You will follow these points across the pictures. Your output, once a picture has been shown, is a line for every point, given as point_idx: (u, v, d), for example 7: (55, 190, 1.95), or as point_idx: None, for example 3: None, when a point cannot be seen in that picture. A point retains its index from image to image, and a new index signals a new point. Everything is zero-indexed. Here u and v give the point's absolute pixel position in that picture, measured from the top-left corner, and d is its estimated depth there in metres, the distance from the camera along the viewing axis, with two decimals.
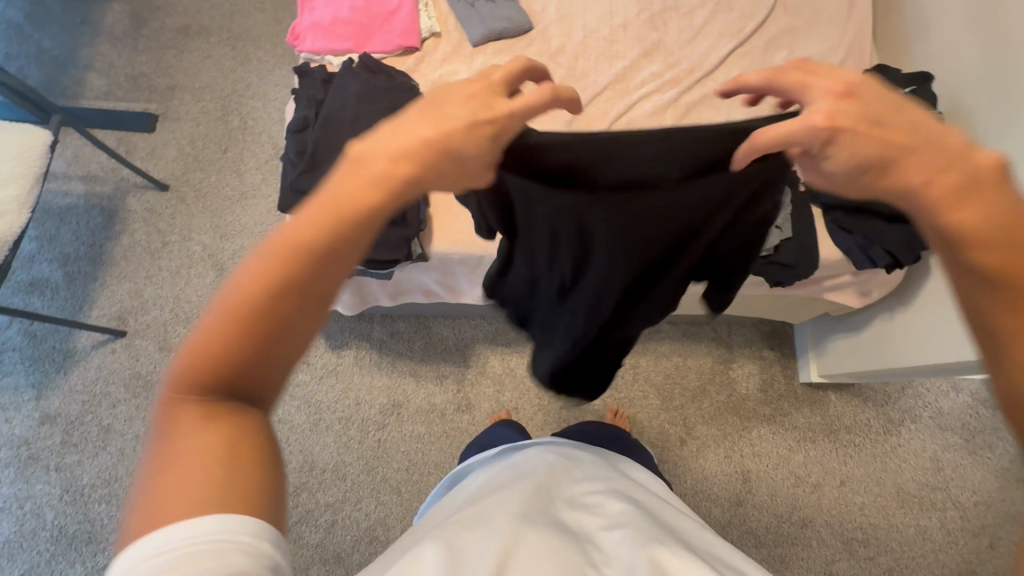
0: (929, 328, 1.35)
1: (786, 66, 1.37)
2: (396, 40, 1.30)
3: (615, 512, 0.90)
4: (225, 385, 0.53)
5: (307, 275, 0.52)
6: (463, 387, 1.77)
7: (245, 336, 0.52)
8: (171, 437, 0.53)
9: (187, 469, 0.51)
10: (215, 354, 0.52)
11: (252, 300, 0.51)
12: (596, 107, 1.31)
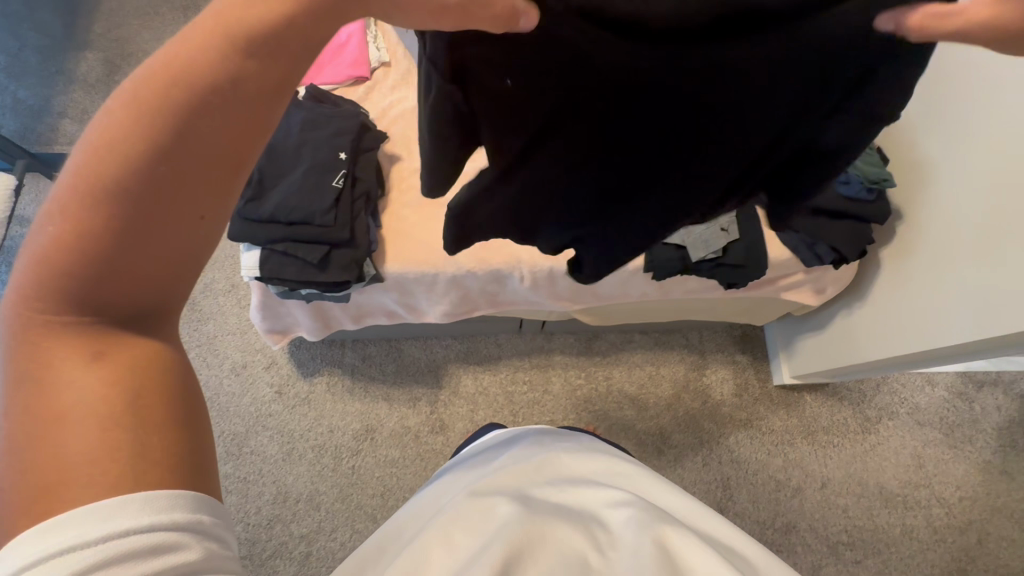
0: (885, 321, 1.36)
1: None
2: (346, 71, 1.36)
3: (613, 494, 0.89)
4: (106, 297, 0.45)
5: (187, 142, 0.43)
6: (437, 408, 1.76)
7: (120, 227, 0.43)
8: (42, 391, 0.45)
9: (68, 433, 0.44)
10: (87, 255, 0.43)
11: (120, 179, 0.42)
12: None
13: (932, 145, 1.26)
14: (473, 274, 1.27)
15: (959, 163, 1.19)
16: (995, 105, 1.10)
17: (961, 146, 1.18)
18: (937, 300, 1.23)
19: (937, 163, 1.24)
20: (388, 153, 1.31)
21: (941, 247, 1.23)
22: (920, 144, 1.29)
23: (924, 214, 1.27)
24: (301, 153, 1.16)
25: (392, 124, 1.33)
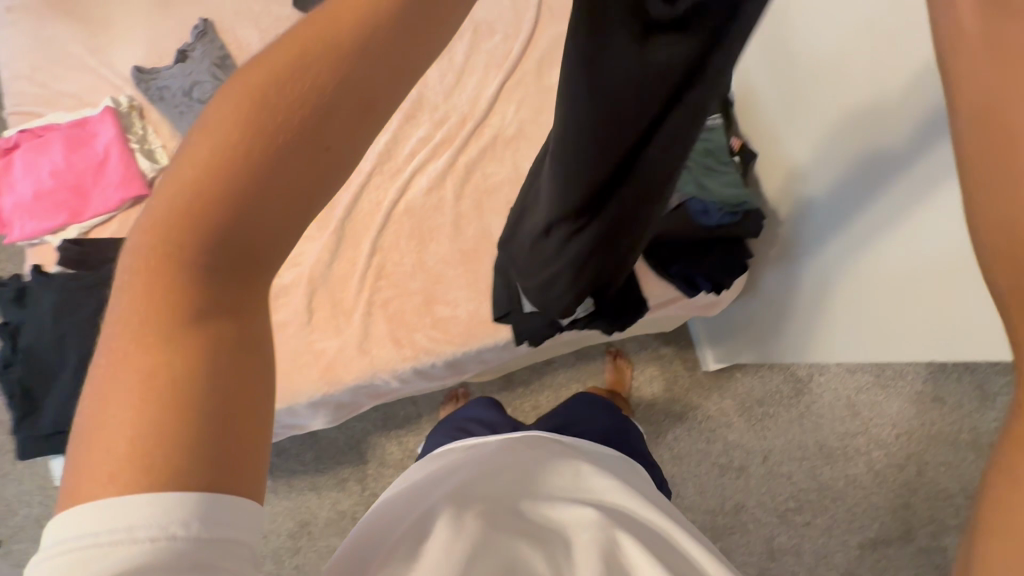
0: (796, 322, 1.21)
1: None
2: (117, 195, 1.11)
3: (579, 510, 0.67)
4: (218, 280, 0.39)
5: (269, 125, 0.38)
6: (367, 484, 1.68)
7: (242, 179, 0.37)
8: (120, 329, 0.38)
9: (122, 386, 0.36)
10: (198, 234, 0.38)
11: (219, 166, 0.37)
12: (366, 199, 1.17)
13: (799, 117, 1.05)
14: (332, 396, 1.11)
15: (822, 146, 1.00)
16: (852, 71, 0.89)
17: (822, 124, 0.99)
18: (830, 310, 1.09)
19: (805, 143, 1.05)
20: None
21: (822, 250, 1.06)
22: (789, 117, 1.08)
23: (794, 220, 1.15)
24: (64, 347, 0.92)
25: None
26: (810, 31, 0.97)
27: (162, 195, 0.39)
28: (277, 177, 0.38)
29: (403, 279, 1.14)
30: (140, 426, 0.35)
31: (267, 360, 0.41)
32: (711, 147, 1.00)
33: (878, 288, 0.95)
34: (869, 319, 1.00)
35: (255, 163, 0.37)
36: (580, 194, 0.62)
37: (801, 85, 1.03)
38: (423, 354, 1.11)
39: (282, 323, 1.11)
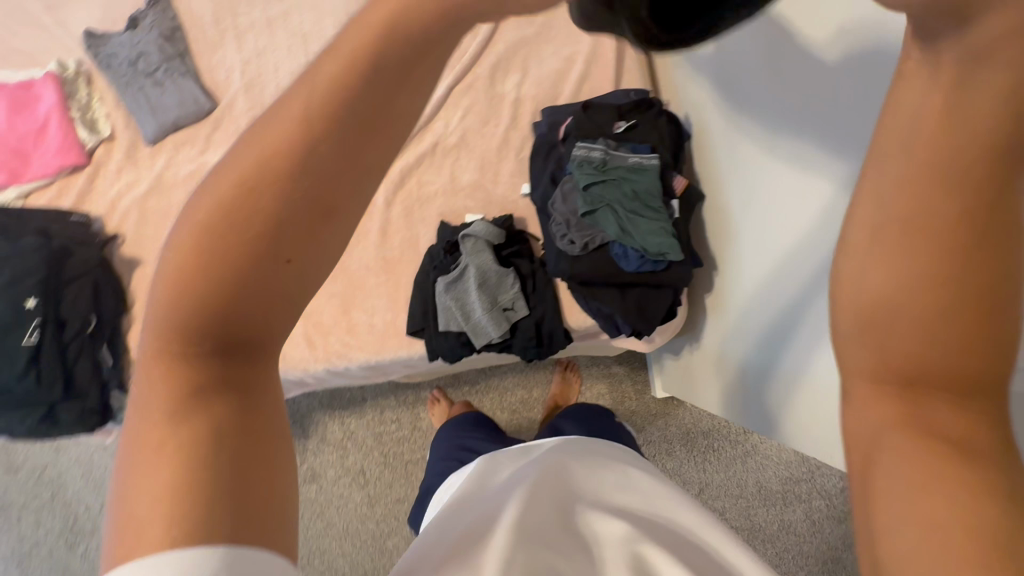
0: (716, 383, 1.16)
1: (518, 95, 1.15)
2: (55, 161, 1.12)
3: (614, 525, 0.59)
4: (217, 359, 0.35)
5: (291, 196, 0.33)
6: (306, 458, 1.74)
7: (249, 244, 0.33)
8: (142, 421, 0.34)
9: (143, 462, 0.33)
10: (206, 311, 0.33)
11: (227, 239, 0.33)
12: None
13: (742, 181, 0.94)
14: None
15: (760, 224, 0.90)
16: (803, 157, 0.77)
17: (765, 201, 0.88)
18: (747, 388, 1.02)
19: (744, 212, 0.95)
20: (125, 260, 1.13)
21: (751, 329, 0.98)
22: (733, 177, 0.97)
23: (723, 271, 1.06)
24: None
25: (124, 218, 1.14)
26: (765, 88, 0.83)
27: (166, 265, 0.34)
28: (287, 261, 0.34)
29: (325, 280, 1.13)
30: (173, 474, 0.32)
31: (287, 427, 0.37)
32: (638, 190, 0.94)
33: (796, 390, 0.88)
34: (782, 412, 0.94)
35: (264, 203, 0.32)
36: None
37: (748, 147, 0.91)
38: (335, 359, 1.11)
39: None
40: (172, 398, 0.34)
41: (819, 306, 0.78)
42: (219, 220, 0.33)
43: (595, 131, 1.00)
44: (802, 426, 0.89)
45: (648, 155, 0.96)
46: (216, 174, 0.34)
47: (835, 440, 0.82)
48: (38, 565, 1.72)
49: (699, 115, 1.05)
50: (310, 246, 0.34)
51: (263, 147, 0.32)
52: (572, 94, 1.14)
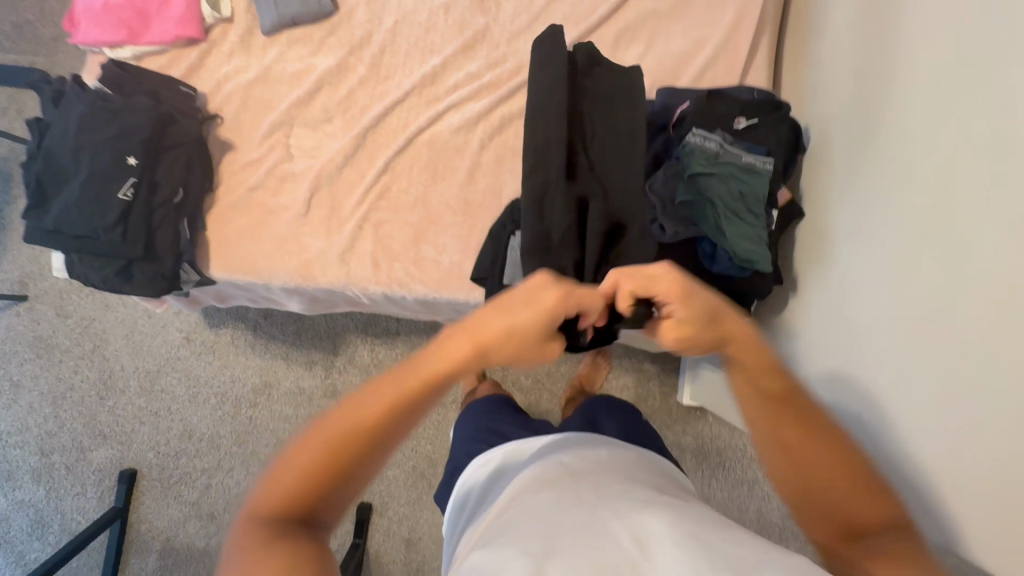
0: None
1: (638, 68, 1.11)
2: (173, 30, 1.14)
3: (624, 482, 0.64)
4: (292, 514, 0.70)
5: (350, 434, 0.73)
6: (331, 373, 1.79)
7: (336, 458, 0.72)
8: (252, 533, 0.68)
9: (260, 542, 0.66)
10: (307, 494, 0.71)
11: (315, 468, 0.72)
12: (396, 116, 1.14)
13: (862, 204, 0.87)
14: (302, 289, 1.16)
15: (872, 256, 0.84)
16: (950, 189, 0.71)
17: (887, 232, 0.82)
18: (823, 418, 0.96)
19: (856, 239, 0.88)
20: (219, 141, 1.16)
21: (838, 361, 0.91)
22: (851, 200, 0.90)
23: (804, 294, 1.03)
24: (79, 158, 1.00)
25: (226, 101, 1.16)
26: (926, 110, 0.76)
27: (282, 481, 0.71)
28: (339, 483, 0.73)
29: (403, 207, 1.13)
30: (277, 559, 0.64)
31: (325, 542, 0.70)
32: (743, 191, 0.91)
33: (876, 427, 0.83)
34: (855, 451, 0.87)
35: (357, 435, 0.73)
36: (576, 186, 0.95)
37: (884, 169, 0.83)
38: (395, 285, 1.12)
39: (282, 208, 1.15)
40: (271, 531, 0.68)
41: (928, 343, 0.72)
42: (317, 452, 0.72)
43: (713, 120, 0.96)
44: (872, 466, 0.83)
45: (763, 158, 0.92)
46: (319, 426, 0.74)
47: (911, 493, 0.75)
48: (69, 408, 1.83)
49: (823, 130, 0.99)
50: (364, 465, 0.74)
51: (370, 407, 0.74)
52: (693, 79, 1.09)
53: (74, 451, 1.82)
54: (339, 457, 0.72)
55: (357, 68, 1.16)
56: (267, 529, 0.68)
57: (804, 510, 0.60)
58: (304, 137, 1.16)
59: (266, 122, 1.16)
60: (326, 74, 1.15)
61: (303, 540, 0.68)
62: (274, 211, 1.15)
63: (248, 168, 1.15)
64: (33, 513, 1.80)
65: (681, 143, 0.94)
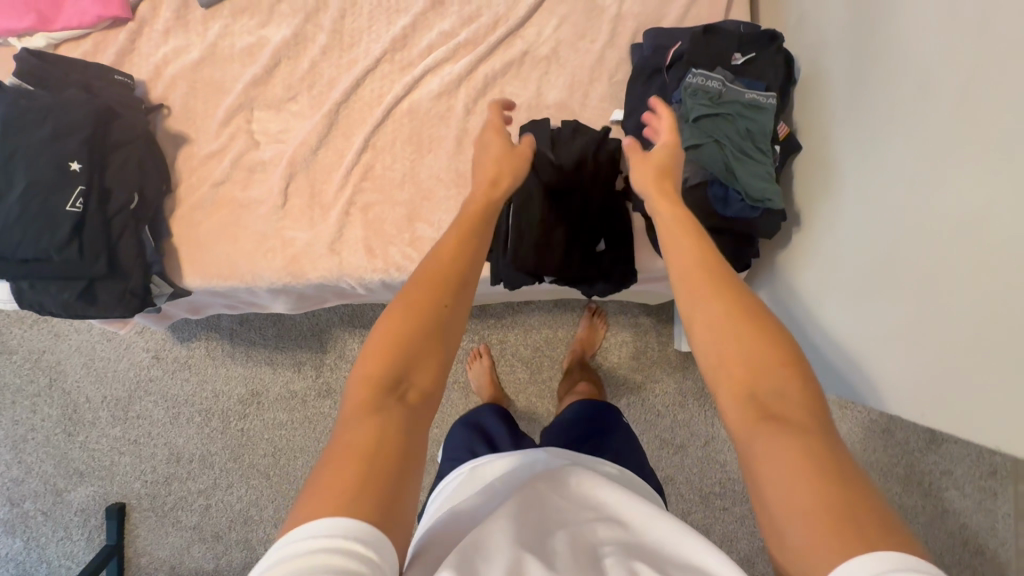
0: (790, 342, 1.10)
1: (620, 10, 1.05)
2: (94, 10, 0.99)
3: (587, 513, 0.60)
4: (389, 391, 0.53)
5: (439, 291, 0.59)
6: (322, 372, 1.71)
7: (423, 318, 0.57)
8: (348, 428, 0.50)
9: (340, 476, 0.46)
10: (397, 370, 0.54)
11: (403, 343, 0.56)
12: (369, 86, 1.05)
13: (876, 128, 0.86)
14: (290, 287, 1.07)
15: (881, 180, 0.85)
16: (974, 98, 0.70)
17: (902, 152, 0.81)
18: (846, 346, 0.95)
19: (870, 163, 0.87)
20: (170, 134, 1.03)
21: (857, 288, 0.91)
22: (854, 124, 0.90)
23: (809, 228, 1.03)
24: (10, 170, 0.86)
25: (171, 88, 1.03)
26: (942, 22, 0.75)
27: (368, 361, 0.55)
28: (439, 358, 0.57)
29: (390, 186, 1.05)
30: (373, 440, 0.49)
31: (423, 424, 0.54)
32: (749, 130, 0.89)
33: (898, 343, 0.83)
34: (872, 371, 0.88)
35: (439, 298, 0.59)
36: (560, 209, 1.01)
37: (887, 93, 0.84)
38: (394, 270, 1.05)
39: (255, 201, 1.04)
40: (367, 412, 0.51)
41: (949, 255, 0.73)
42: (398, 326, 0.57)
43: (710, 57, 0.93)
44: (899, 382, 0.83)
45: (765, 93, 0.90)
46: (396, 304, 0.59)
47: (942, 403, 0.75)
48: (33, 450, 1.67)
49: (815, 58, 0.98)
50: (451, 331, 0.59)
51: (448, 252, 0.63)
52: (678, 17, 1.05)
53: (48, 495, 1.67)
54: (426, 319, 0.57)
55: (317, 37, 1.04)
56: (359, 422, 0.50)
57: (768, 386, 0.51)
58: (268, 120, 1.04)
59: (221, 106, 1.04)
60: (282, 47, 1.03)
61: (397, 425, 0.51)
62: (247, 206, 1.04)
63: (209, 162, 1.04)
64: (14, 568, 1.66)
65: (682, 85, 0.92)
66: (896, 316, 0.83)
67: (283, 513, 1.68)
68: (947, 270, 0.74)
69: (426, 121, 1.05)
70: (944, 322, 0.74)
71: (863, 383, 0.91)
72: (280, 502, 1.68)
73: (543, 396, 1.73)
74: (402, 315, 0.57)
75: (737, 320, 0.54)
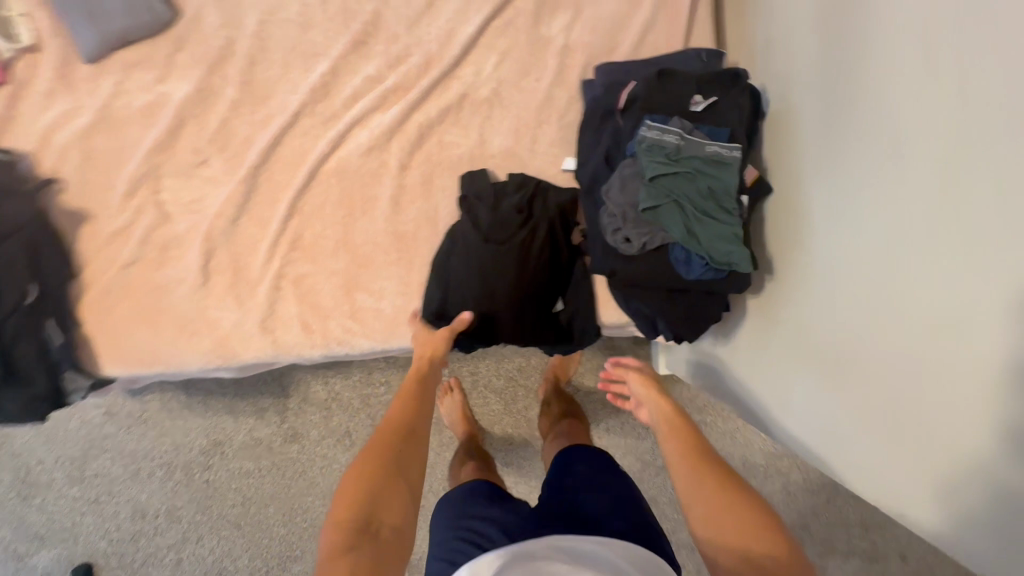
0: (763, 392, 1.01)
1: (568, 41, 0.93)
2: None
3: None
4: (360, 525, 0.60)
5: (399, 434, 0.71)
6: (286, 417, 1.63)
7: (386, 452, 0.68)
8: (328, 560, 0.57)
9: None
10: (362, 500, 0.63)
11: (365, 472, 0.65)
12: (289, 144, 0.93)
13: (851, 183, 0.73)
14: (223, 368, 0.98)
15: (855, 246, 0.73)
16: (959, 179, 0.57)
17: (878, 220, 0.68)
18: (817, 420, 0.85)
19: (843, 222, 0.75)
20: (68, 212, 0.92)
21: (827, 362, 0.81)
22: (830, 172, 0.78)
23: (783, 276, 0.93)
24: None
25: (63, 159, 0.91)
26: (930, 69, 0.60)
27: (341, 499, 0.63)
28: (403, 493, 0.66)
29: (322, 254, 0.95)
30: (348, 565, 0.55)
31: (398, 561, 0.61)
32: (710, 189, 0.80)
33: (876, 434, 0.72)
34: (842, 456, 0.80)
35: (399, 435, 0.71)
36: (513, 273, 0.87)
37: (863, 144, 0.71)
38: (335, 346, 0.97)
39: (172, 281, 0.94)
40: (341, 541, 0.58)
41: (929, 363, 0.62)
42: (362, 464, 0.67)
43: (667, 102, 0.83)
44: (876, 475, 0.73)
45: (728, 145, 0.80)
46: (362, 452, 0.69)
47: (920, 520, 0.67)
48: None
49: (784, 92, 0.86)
50: (412, 467, 0.69)
51: (410, 409, 0.76)
52: (634, 47, 0.93)
53: (10, 560, 1.60)
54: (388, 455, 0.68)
55: (224, 91, 0.91)
56: (339, 551, 0.57)
57: (744, 512, 0.64)
58: (179, 188, 0.93)
59: (123, 176, 0.91)
60: (185, 105, 0.91)
61: (373, 556, 0.58)
62: (164, 286, 0.94)
63: (116, 240, 0.93)
64: None
65: (636, 138, 0.82)
66: (870, 408, 0.73)
67: (258, 563, 1.63)
68: (925, 377, 0.63)
69: (357, 180, 0.94)
70: (929, 430, 0.63)
71: (833, 463, 0.82)
72: (255, 551, 1.62)
73: (519, 426, 1.67)
74: (364, 466, 0.67)
75: (703, 467, 0.71)
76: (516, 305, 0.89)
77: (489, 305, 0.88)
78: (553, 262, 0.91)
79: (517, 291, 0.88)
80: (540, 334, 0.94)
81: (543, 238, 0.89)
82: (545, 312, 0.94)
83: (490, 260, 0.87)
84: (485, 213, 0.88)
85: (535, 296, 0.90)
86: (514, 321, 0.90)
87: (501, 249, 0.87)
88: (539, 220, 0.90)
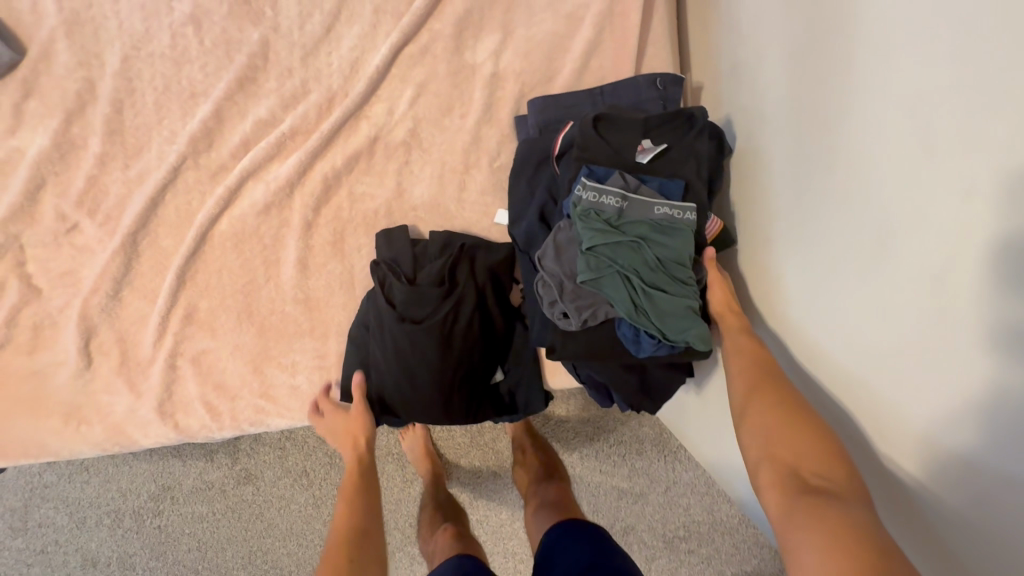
0: None
1: (495, 69, 0.78)
2: None
3: None
4: None
5: (355, 535, 0.64)
6: (237, 458, 1.53)
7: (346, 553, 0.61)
8: None
9: None
10: None
11: None
12: (173, 201, 0.79)
13: (803, 169, 0.61)
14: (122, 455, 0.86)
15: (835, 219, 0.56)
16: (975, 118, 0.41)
17: (858, 178, 0.53)
18: None
19: (820, 204, 0.59)
20: None
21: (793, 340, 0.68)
22: (794, 214, 0.64)
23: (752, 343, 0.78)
24: None
25: None
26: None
27: None
28: None
29: (222, 327, 0.82)
30: None
31: None
32: (660, 259, 0.67)
33: (877, 435, 0.56)
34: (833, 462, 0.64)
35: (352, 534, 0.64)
36: (436, 357, 0.75)
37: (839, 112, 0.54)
38: (247, 427, 0.85)
39: (50, 365, 0.81)
40: None
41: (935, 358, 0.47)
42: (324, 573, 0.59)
43: (607, 153, 0.69)
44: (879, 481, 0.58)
45: (681, 204, 0.67)
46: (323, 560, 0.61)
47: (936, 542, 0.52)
48: None
49: (749, 129, 0.71)
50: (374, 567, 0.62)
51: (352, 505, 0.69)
52: (573, 73, 0.78)
53: None
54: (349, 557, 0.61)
55: (89, 143, 0.77)
56: None
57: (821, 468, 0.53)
58: (47, 259, 0.79)
59: None
60: (42, 161, 0.76)
61: None
62: (40, 372, 0.81)
63: None
64: None
65: (571, 199, 0.68)
66: (864, 400, 0.57)
67: None
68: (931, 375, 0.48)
69: (256, 241, 0.80)
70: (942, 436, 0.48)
71: None
72: None
73: (487, 460, 1.34)
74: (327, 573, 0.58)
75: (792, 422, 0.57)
76: (442, 390, 0.77)
77: (411, 391, 0.76)
78: (486, 337, 0.79)
79: (442, 375, 0.76)
80: (479, 414, 0.81)
81: (472, 313, 0.77)
82: (482, 391, 0.81)
83: (408, 344, 0.75)
84: (401, 289, 0.75)
85: (466, 378, 0.78)
86: (444, 406, 0.78)
87: (421, 330, 0.75)
88: (465, 293, 0.77)
